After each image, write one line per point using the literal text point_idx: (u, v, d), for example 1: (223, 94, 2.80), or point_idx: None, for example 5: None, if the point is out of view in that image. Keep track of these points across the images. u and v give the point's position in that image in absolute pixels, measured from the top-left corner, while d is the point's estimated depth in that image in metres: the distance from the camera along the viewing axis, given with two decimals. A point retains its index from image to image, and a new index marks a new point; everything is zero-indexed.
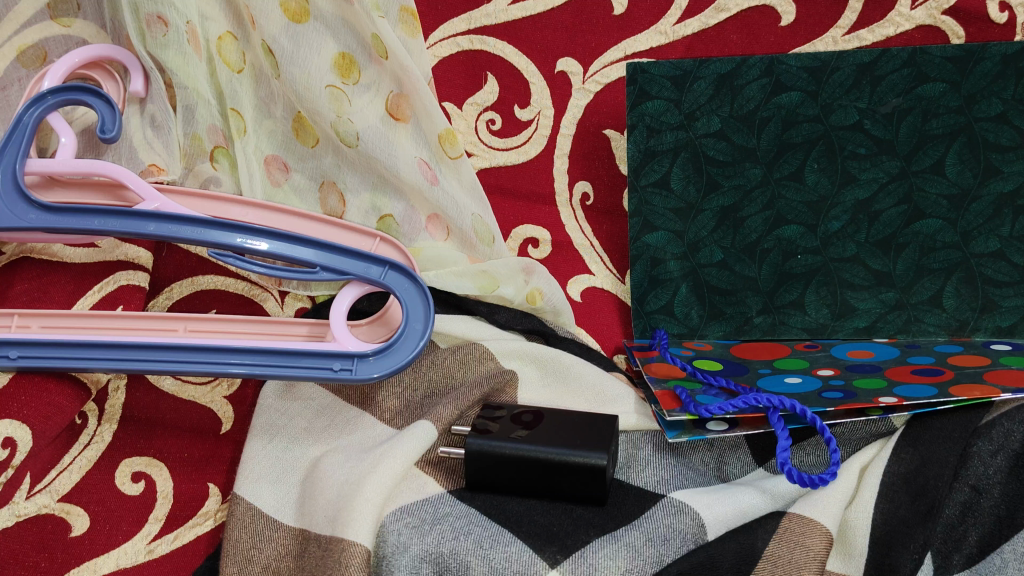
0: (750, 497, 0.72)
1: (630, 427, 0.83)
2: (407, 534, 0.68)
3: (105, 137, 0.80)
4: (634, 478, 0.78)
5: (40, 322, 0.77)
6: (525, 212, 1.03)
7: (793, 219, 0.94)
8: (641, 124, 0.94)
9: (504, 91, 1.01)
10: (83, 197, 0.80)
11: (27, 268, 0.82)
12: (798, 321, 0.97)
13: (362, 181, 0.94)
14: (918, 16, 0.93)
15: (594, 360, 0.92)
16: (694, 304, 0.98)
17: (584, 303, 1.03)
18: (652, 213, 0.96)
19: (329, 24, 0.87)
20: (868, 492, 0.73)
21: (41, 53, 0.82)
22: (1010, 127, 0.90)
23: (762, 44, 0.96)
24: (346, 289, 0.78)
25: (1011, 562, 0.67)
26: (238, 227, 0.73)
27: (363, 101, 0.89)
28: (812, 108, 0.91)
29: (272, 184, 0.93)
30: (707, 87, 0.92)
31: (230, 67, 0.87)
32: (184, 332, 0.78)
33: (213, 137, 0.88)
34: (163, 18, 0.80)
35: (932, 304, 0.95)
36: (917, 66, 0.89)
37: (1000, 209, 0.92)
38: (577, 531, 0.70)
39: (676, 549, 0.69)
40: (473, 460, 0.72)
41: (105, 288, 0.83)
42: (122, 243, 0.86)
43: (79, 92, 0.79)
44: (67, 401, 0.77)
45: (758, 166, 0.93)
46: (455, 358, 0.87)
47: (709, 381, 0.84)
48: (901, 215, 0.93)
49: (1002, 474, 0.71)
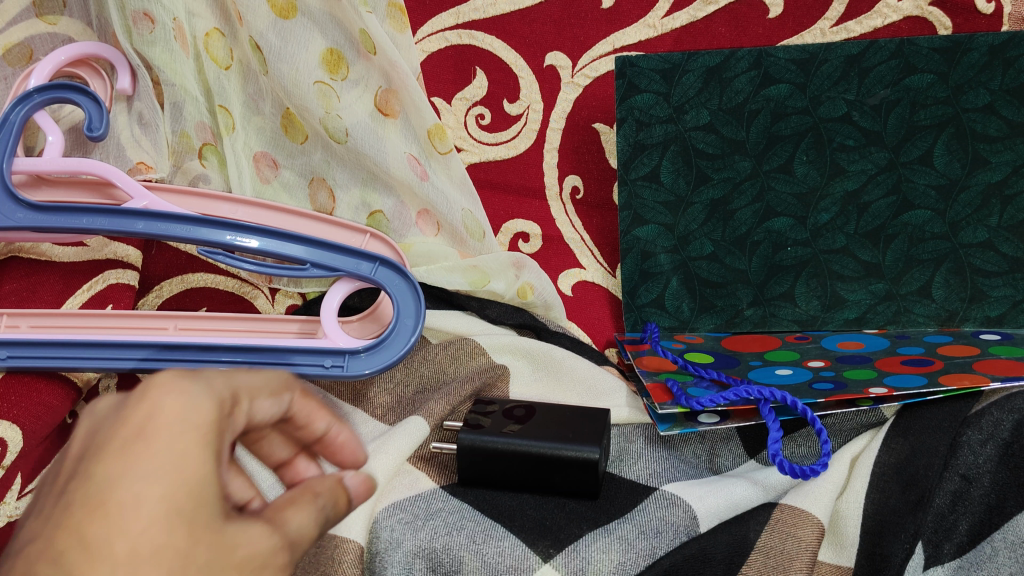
0: (742, 488, 0.73)
1: (621, 421, 0.83)
2: (400, 530, 0.68)
3: (92, 135, 0.79)
4: (627, 471, 0.78)
5: (29, 322, 0.77)
6: (514, 206, 1.04)
7: (783, 212, 0.94)
8: (630, 118, 0.94)
9: (493, 86, 1.01)
10: (70, 196, 0.79)
11: (15, 267, 0.81)
12: (788, 313, 0.97)
13: (351, 177, 0.93)
14: (906, 7, 0.93)
15: (586, 354, 0.92)
16: (685, 297, 0.98)
17: (575, 297, 1.04)
18: (642, 206, 0.96)
19: (317, 19, 0.86)
20: (858, 483, 0.74)
21: (27, 52, 0.81)
22: (998, 118, 0.90)
23: (751, 36, 0.96)
24: (337, 286, 0.77)
25: (1002, 551, 0.66)
26: (228, 225, 0.73)
27: (351, 97, 0.89)
28: (800, 100, 0.91)
29: (261, 181, 0.93)
30: (696, 80, 0.92)
31: (218, 64, 0.87)
32: (174, 331, 0.77)
33: (202, 134, 0.88)
34: (149, 15, 0.80)
35: (921, 295, 0.95)
36: (905, 57, 0.89)
37: (988, 200, 0.92)
38: (569, 525, 0.70)
39: (669, 542, 0.69)
40: (466, 455, 0.72)
41: (94, 287, 0.82)
42: (111, 241, 0.85)
43: (63, 89, 0.77)
44: (57, 401, 0.77)
45: (747, 158, 0.93)
46: (446, 353, 0.87)
47: (699, 373, 0.84)
48: (889, 206, 0.93)
49: (991, 462, 0.70)
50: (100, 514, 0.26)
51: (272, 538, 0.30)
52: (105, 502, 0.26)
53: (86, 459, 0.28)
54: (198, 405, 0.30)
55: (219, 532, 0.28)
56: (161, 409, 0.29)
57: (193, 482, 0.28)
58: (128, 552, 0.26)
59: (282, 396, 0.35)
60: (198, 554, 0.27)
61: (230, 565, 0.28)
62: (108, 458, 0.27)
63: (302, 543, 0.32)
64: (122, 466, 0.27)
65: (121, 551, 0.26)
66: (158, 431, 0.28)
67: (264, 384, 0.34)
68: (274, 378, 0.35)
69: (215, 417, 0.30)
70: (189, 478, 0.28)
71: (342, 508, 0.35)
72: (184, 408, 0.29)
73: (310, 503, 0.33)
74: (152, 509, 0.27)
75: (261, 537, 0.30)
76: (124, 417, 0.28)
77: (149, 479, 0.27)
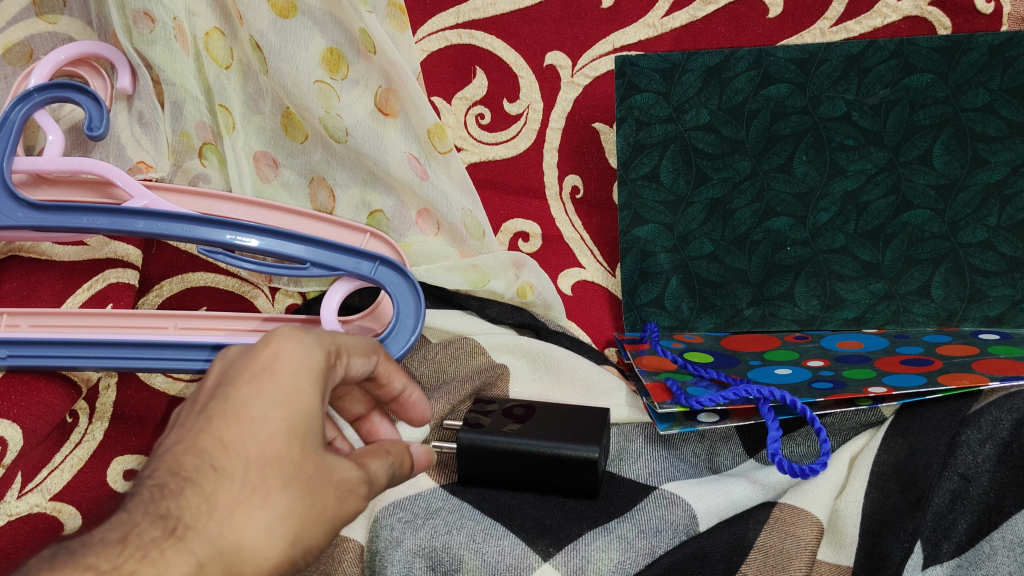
0: (741, 487, 0.74)
1: (621, 420, 0.84)
2: (400, 529, 0.69)
3: (93, 135, 0.79)
4: (626, 470, 0.78)
5: (29, 321, 0.77)
6: (514, 206, 1.04)
7: (783, 211, 0.94)
8: (629, 117, 0.94)
9: (493, 85, 1.01)
10: (70, 195, 0.80)
11: (15, 267, 0.81)
12: (787, 313, 0.97)
13: (352, 176, 0.94)
14: (905, 7, 0.93)
15: (585, 354, 0.93)
16: (684, 296, 0.98)
17: (574, 296, 1.04)
18: (642, 205, 0.96)
19: (317, 19, 0.86)
20: (858, 482, 0.74)
21: (27, 51, 0.81)
22: (997, 118, 0.90)
23: (751, 35, 0.96)
24: (337, 285, 0.77)
25: (1000, 550, 0.67)
26: (228, 224, 0.73)
27: (351, 96, 0.89)
28: (800, 100, 0.91)
29: (261, 180, 0.93)
30: (696, 80, 0.92)
31: (218, 64, 0.87)
32: (174, 330, 0.77)
33: (202, 134, 0.88)
34: (149, 14, 0.80)
35: (921, 294, 0.95)
36: (904, 57, 0.89)
37: (987, 200, 0.92)
38: (568, 524, 0.70)
39: (668, 541, 0.69)
40: (466, 454, 0.72)
41: (94, 286, 0.83)
42: (111, 240, 0.85)
43: (63, 89, 0.77)
44: (58, 400, 0.78)
45: (747, 158, 0.93)
46: (446, 352, 0.88)
47: (699, 372, 0.84)
48: (889, 206, 0.93)
49: (990, 462, 0.70)
50: (236, 424, 0.43)
51: (358, 469, 0.47)
52: (240, 417, 0.43)
53: (225, 385, 0.45)
54: (310, 352, 0.46)
55: (321, 455, 0.45)
56: (282, 356, 0.45)
57: (303, 411, 0.44)
58: (259, 452, 0.42)
59: (372, 354, 0.53)
60: (305, 466, 0.44)
61: (327, 480, 0.45)
62: (243, 384, 0.44)
63: (378, 481, 0.48)
64: (253, 391, 0.44)
65: (253, 449, 0.42)
66: (278, 371, 0.45)
67: (360, 346, 0.52)
68: (366, 343, 0.53)
69: (323, 362, 0.47)
70: (299, 404, 0.44)
71: (407, 464, 0.52)
72: (298, 353, 0.46)
73: (385, 457, 0.50)
74: (275, 423, 0.43)
75: (350, 465, 0.46)
76: (255, 358, 0.45)
77: (273, 402, 0.44)
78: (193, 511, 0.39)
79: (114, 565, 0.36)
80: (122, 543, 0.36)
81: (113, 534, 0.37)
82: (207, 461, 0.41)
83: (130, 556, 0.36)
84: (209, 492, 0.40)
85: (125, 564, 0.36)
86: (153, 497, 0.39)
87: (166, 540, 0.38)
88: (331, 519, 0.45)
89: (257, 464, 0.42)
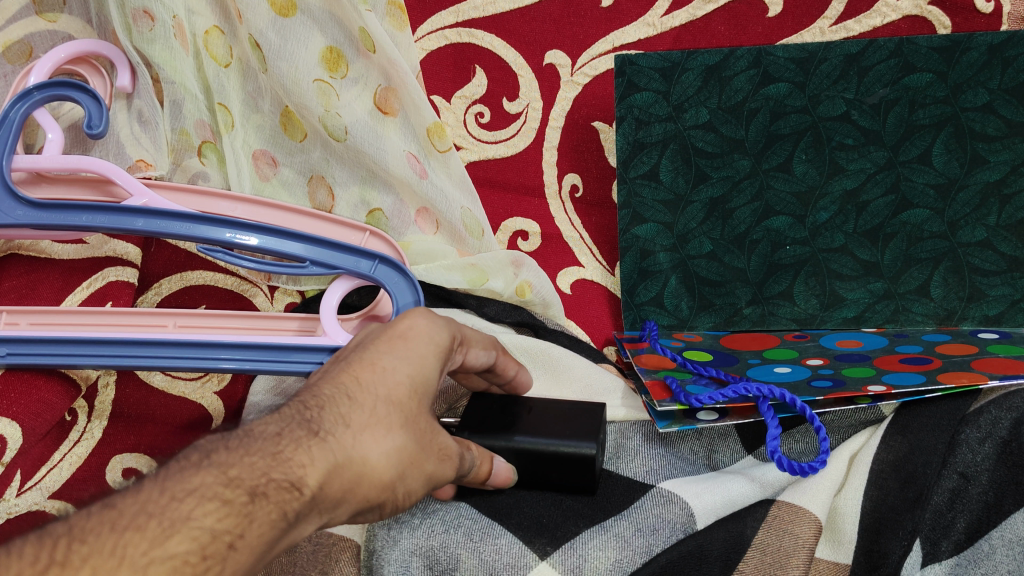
0: (739, 485, 0.73)
1: (619, 418, 0.84)
2: (398, 528, 0.68)
3: (92, 132, 0.79)
4: (624, 469, 0.78)
5: (29, 318, 0.77)
6: (514, 204, 1.04)
7: (782, 210, 0.94)
8: (629, 116, 0.94)
9: (492, 84, 1.01)
10: (70, 193, 0.79)
11: (15, 265, 0.81)
12: (787, 311, 0.97)
13: (351, 175, 0.94)
14: (905, 7, 0.93)
15: (584, 352, 0.93)
16: (683, 295, 0.98)
17: (573, 295, 1.04)
18: (641, 204, 0.96)
19: (317, 18, 0.86)
20: (857, 480, 0.74)
21: (27, 49, 0.81)
22: (996, 117, 0.89)
23: (750, 35, 0.96)
24: (336, 285, 0.78)
25: (999, 549, 0.67)
26: (228, 223, 0.73)
27: (351, 95, 0.89)
28: (799, 99, 0.91)
29: (261, 179, 0.93)
30: (696, 79, 0.92)
31: (217, 62, 0.87)
32: (173, 328, 0.77)
33: (202, 132, 0.89)
34: (149, 12, 0.80)
35: (920, 293, 0.95)
36: (903, 56, 0.89)
37: (986, 199, 0.92)
38: (565, 523, 0.70)
39: (665, 540, 0.69)
40: None
41: (94, 285, 0.82)
42: (110, 238, 0.85)
43: (65, 87, 0.77)
44: (56, 398, 0.78)
45: (746, 157, 0.93)
46: None
47: (698, 371, 0.84)
48: (889, 205, 0.93)
49: (990, 461, 0.70)
50: (371, 368, 0.53)
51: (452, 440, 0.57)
52: (375, 364, 0.53)
53: (368, 342, 0.56)
54: (439, 331, 0.57)
55: (431, 417, 0.54)
56: (414, 327, 0.56)
57: (424, 373, 0.54)
58: (387, 393, 0.52)
59: (488, 352, 0.66)
60: (420, 418, 0.53)
61: (433, 444, 0.54)
62: (382, 342, 0.55)
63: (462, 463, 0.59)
64: (389, 348, 0.54)
65: (383, 390, 0.52)
66: (411, 338, 0.56)
67: (479, 342, 0.65)
68: (486, 340, 0.66)
69: (445, 341, 0.58)
70: (424, 365, 0.54)
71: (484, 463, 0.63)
72: (431, 329, 0.57)
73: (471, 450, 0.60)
74: (402, 375, 0.53)
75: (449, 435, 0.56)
76: (394, 327, 0.57)
77: (405, 359, 0.54)
78: (333, 420, 0.49)
79: (277, 449, 0.45)
80: (280, 436, 0.46)
81: (272, 428, 0.47)
82: (345, 391, 0.51)
83: (287, 445, 0.46)
84: (344, 413, 0.49)
85: (284, 450, 0.45)
86: (300, 408, 0.49)
87: (311, 438, 0.47)
88: (421, 472, 0.53)
89: (384, 402, 0.51)
